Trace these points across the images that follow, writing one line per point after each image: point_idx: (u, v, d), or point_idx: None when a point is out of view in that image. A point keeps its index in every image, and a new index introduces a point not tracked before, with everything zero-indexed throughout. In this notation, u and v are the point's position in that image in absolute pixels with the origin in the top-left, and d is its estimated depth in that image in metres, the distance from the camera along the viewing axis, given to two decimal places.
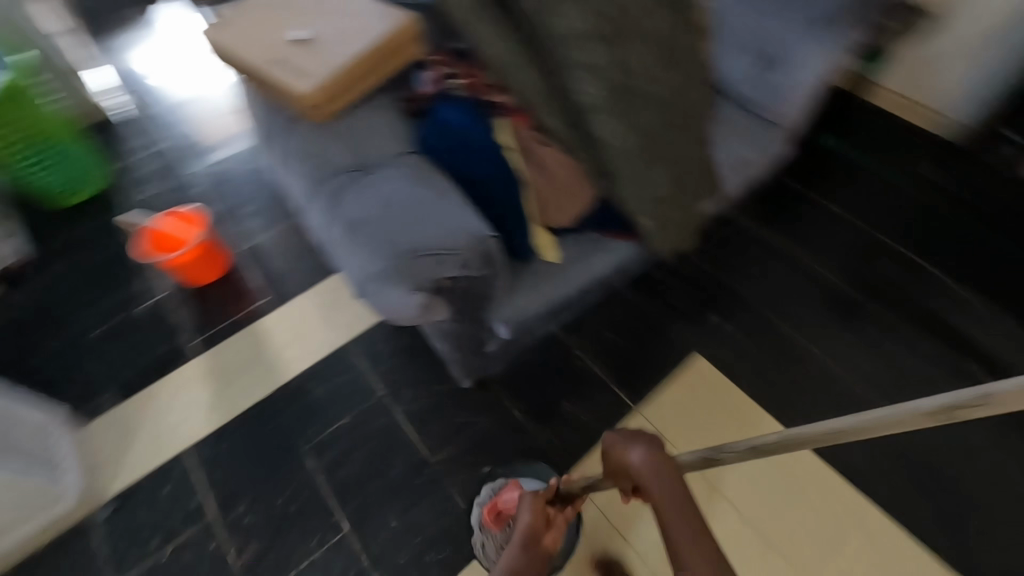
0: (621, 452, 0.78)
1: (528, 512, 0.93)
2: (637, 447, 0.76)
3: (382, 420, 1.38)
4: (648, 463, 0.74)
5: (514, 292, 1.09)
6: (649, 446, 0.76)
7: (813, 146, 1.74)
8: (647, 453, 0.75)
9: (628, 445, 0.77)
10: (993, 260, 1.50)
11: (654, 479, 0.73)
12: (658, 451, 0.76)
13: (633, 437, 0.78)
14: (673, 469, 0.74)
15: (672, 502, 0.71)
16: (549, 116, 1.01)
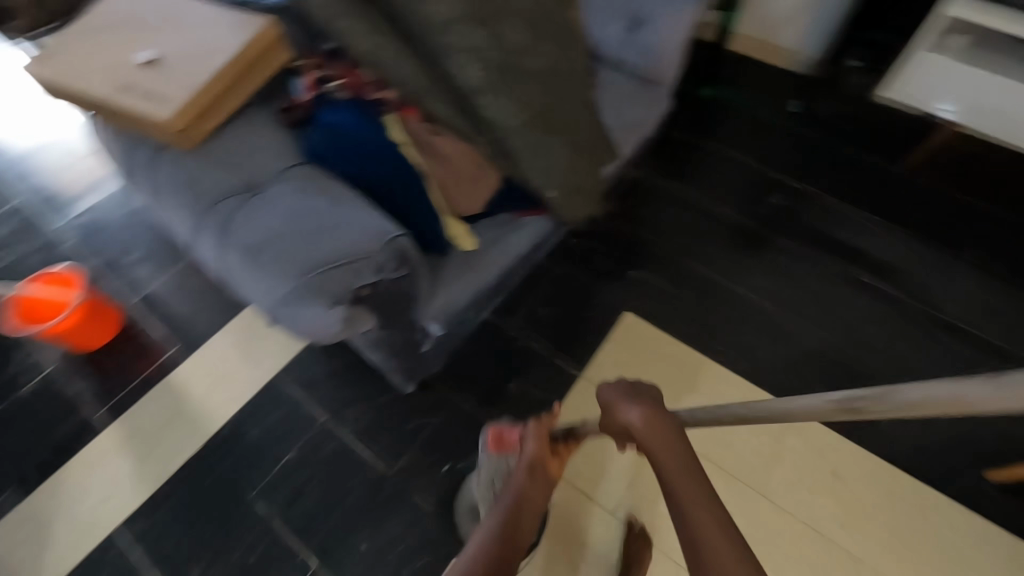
0: (617, 411, 0.71)
1: (533, 441, 0.88)
2: (635, 405, 0.70)
3: (330, 445, 1.32)
4: (645, 424, 0.69)
5: (440, 287, 1.08)
6: (645, 406, 0.70)
7: (690, 97, 1.86)
8: (645, 413, 0.69)
9: (625, 404, 0.71)
10: (855, 175, 1.69)
11: (654, 439, 0.68)
12: (655, 415, 0.69)
13: (634, 392, 0.72)
14: (674, 426, 0.69)
15: (674, 457, 0.67)
16: (439, 104, 1.02)
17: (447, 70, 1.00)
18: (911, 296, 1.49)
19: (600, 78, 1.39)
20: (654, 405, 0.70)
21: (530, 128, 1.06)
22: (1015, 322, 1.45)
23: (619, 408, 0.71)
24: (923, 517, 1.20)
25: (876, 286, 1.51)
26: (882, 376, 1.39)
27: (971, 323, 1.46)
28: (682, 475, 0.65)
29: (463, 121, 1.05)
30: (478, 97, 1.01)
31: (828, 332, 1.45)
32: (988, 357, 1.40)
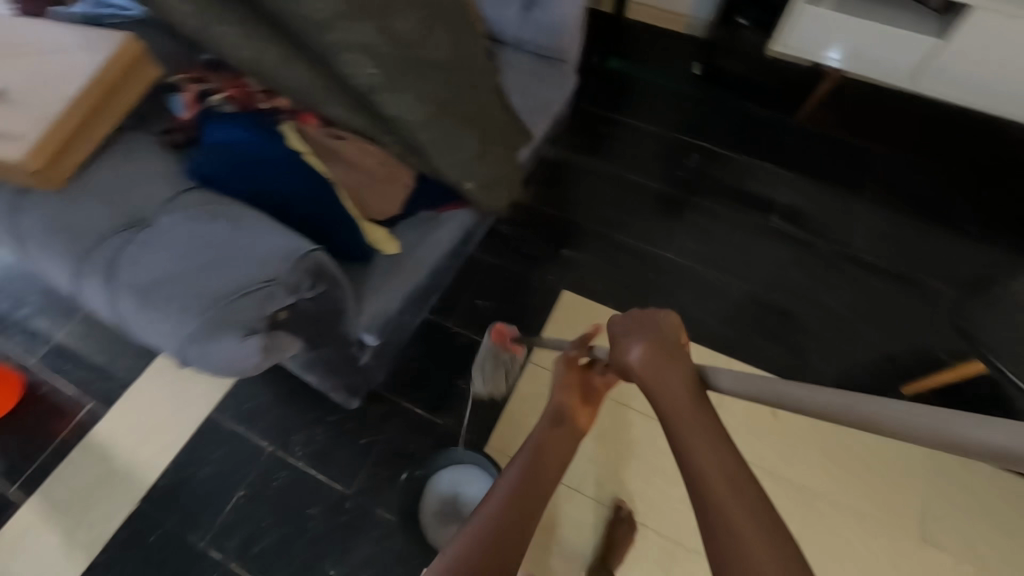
0: (618, 351, 0.65)
1: (560, 388, 0.82)
2: (633, 341, 0.63)
3: (281, 476, 1.26)
4: (644, 362, 0.61)
5: (369, 295, 1.03)
6: (648, 340, 0.63)
7: (597, 71, 1.88)
8: (643, 350, 0.62)
9: (627, 339, 0.64)
10: (759, 128, 1.78)
11: (655, 378, 0.60)
12: (660, 347, 0.62)
13: (638, 326, 0.65)
14: (681, 363, 0.60)
15: (683, 398, 0.57)
16: (338, 109, 0.99)
17: (339, 69, 0.95)
18: (823, 238, 1.59)
19: (505, 61, 1.37)
20: (654, 340, 0.63)
21: (439, 120, 1.03)
22: (914, 249, 1.58)
23: (619, 345, 0.64)
24: (859, 439, 1.29)
25: (791, 232, 1.60)
26: (807, 316, 1.48)
27: (878, 255, 1.57)
28: (691, 422, 0.55)
29: (367, 123, 1.01)
30: (378, 96, 0.97)
31: (755, 282, 1.52)
32: (896, 284, 1.52)
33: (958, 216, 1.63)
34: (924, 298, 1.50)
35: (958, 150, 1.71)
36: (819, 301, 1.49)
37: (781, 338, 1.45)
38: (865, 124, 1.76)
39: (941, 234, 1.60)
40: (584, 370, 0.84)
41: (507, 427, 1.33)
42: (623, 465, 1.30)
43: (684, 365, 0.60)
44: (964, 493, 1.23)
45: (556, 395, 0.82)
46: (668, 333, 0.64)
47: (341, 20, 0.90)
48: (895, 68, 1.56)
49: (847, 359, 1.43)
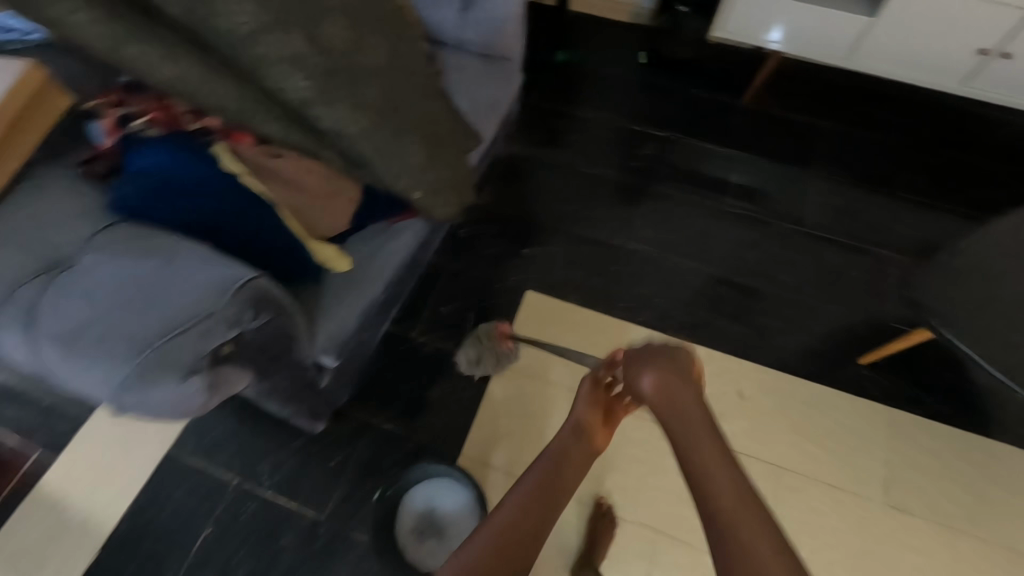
0: (632, 378, 0.74)
1: (585, 404, 0.83)
2: (647, 370, 0.72)
3: (250, 508, 1.22)
4: (656, 390, 0.71)
5: (321, 316, 1.00)
6: (659, 365, 0.72)
7: (545, 65, 1.86)
8: (656, 378, 0.71)
9: (641, 367, 0.73)
10: (707, 113, 1.80)
11: (667, 402, 0.70)
12: (671, 372, 0.72)
13: (651, 355, 0.74)
14: (689, 386, 0.71)
15: (693, 422, 0.68)
16: (271, 124, 0.94)
17: (266, 82, 0.90)
18: (777, 217, 1.62)
19: (447, 62, 1.34)
20: (666, 370, 0.72)
21: (379, 128, 0.99)
22: (863, 222, 1.62)
23: (634, 373, 0.74)
24: (823, 411, 1.32)
25: (746, 214, 1.62)
26: (771, 295, 1.48)
27: (829, 230, 1.60)
28: (701, 444, 0.66)
29: (303, 137, 0.96)
30: (312, 109, 0.93)
31: (715, 265, 1.53)
32: (851, 257, 1.55)
33: (902, 186, 1.68)
34: (877, 269, 1.54)
35: (897, 122, 1.77)
36: (780, 279, 1.51)
37: (743, 319, 1.45)
38: (808, 102, 1.80)
39: (886, 205, 1.65)
40: (607, 390, 0.85)
41: (478, 434, 1.30)
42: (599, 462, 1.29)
43: (693, 388, 0.71)
44: (925, 454, 1.28)
45: (577, 408, 0.83)
46: (679, 358, 0.73)
47: (264, 33, 0.86)
48: (831, 48, 1.59)
49: (812, 332, 1.43)
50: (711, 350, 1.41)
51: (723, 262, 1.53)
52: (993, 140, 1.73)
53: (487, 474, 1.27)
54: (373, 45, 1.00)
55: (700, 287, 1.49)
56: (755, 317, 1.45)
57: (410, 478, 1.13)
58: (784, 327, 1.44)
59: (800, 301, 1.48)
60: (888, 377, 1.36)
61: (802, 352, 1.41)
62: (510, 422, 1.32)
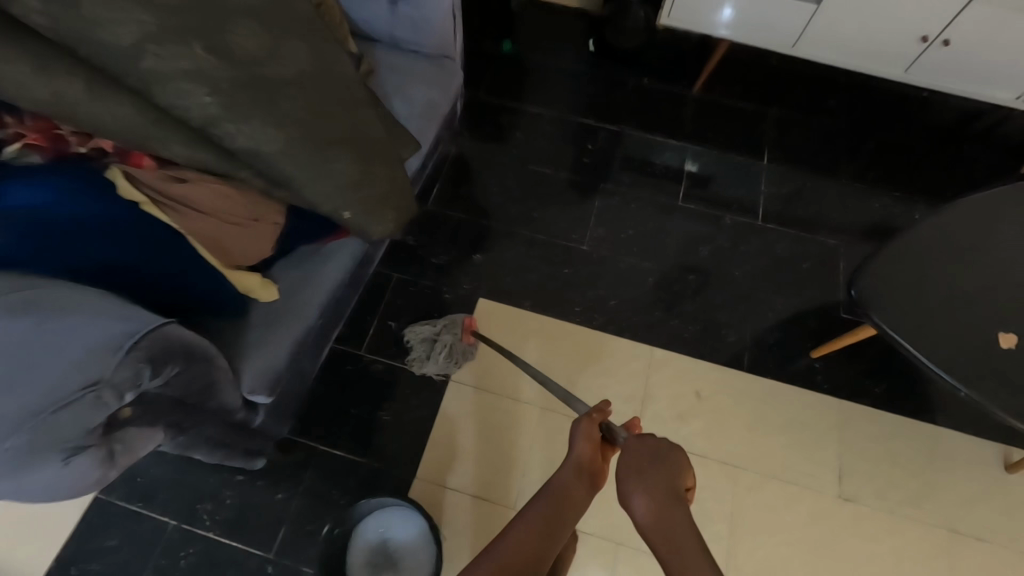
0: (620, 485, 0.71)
1: (581, 442, 0.77)
2: (636, 484, 0.70)
3: (189, 551, 1.14)
4: (649, 513, 0.68)
5: (247, 353, 0.92)
6: (652, 491, 0.69)
7: (490, 57, 1.79)
8: (648, 496, 0.69)
9: (636, 488, 0.69)
10: (658, 104, 1.76)
11: (660, 532, 0.67)
12: (664, 496, 0.68)
13: (639, 470, 0.71)
14: (684, 514, 0.67)
15: (688, 551, 0.65)
16: (176, 146, 0.85)
17: (161, 99, 0.80)
18: (730, 210, 1.59)
19: (379, 61, 1.24)
20: (659, 483, 0.69)
21: (300, 144, 0.89)
22: (814, 212, 1.61)
23: (624, 488, 0.70)
24: (779, 408, 1.33)
25: (700, 209, 1.59)
26: (725, 291, 1.47)
27: (782, 222, 1.59)
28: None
29: (213, 158, 0.87)
30: (218, 127, 0.83)
31: (668, 263, 1.50)
32: (804, 248, 1.55)
33: (848, 174, 1.68)
34: (828, 260, 1.54)
35: (841, 109, 1.77)
36: (736, 274, 1.50)
37: (699, 319, 1.43)
38: (757, 90, 1.78)
39: (834, 194, 1.65)
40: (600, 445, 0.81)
41: (433, 456, 1.24)
42: None
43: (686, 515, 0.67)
44: (874, 445, 1.30)
45: (575, 444, 0.77)
46: (674, 477, 0.70)
47: (151, 43, 0.75)
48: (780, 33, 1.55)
49: (766, 327, 1.43)
50: (668, 351, 1.38)
51: (679, 260, 1.51)
52: (933, 123, 1.75)
53: (443, 496, 1.21)
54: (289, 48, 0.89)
55: (656, 287, 1.46)
56: (711, 315, 1.44)
57: (358, 512, 1.07)
58: (740, 323, 1.43)
59: (756, 296, 1.47)
60: (837, 370, 1.37)
61: (757, 349, 1.40)
62: (465, 441, 1.26)
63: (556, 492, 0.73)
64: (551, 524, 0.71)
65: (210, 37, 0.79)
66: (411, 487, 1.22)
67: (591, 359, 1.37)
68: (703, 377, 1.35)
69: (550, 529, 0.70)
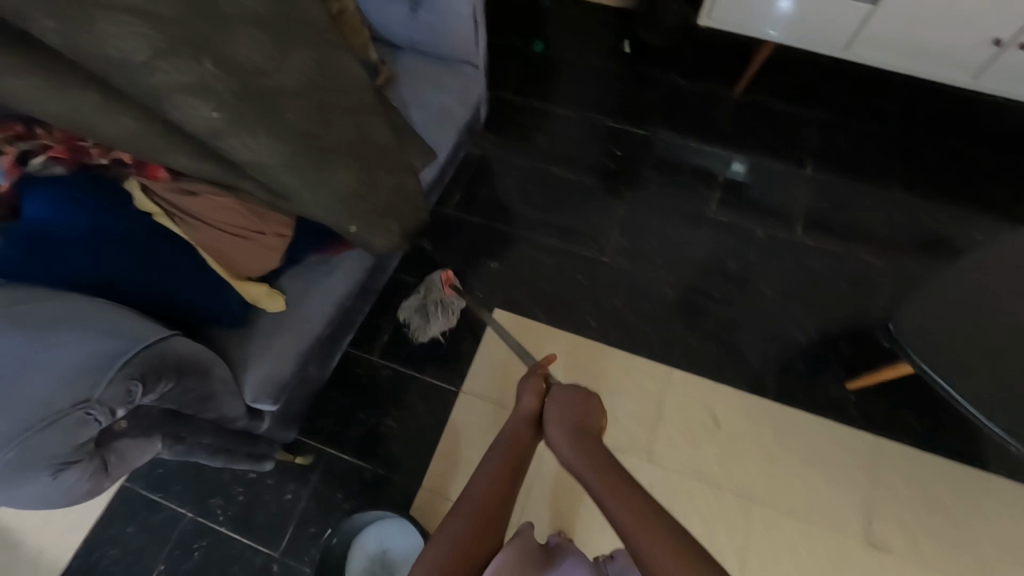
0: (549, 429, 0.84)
1: (530, 395, 0.90)
2: (557, 422, 0.83)
3: (202, 544, 1.19)
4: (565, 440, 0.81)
5: (249, 363, 0.93)
6: (567, 426, 0.83)
7: (517, 58, 1.75)
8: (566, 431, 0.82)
9: (556, 423, 0.83)
10: (690, 107, 1.67)
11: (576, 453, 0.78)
12: (574, 428, 0.82)
13: (562, 413, 0.84)
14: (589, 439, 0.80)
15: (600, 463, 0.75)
16: (183, 157, 0.85)
17: (169, 114, 0.81)
18: (764, 224, 1.50)
19: (400, 67, 1.24)
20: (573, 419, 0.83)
21: (304, 158, 0.90)
22: (856, 228, 1.50)
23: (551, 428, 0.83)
24: (802, 440, 1.25)
25: (730, 221, 1.51)
26: (751, 310, 1.39)
27: (821, 238, 1.48)
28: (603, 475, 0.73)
29: (220, 170, 0.88)
30: (223, 140, 0.84)
31: (691, 277, 1.43)
32: (842, 266, 1.44)
33: (900, 186, 1.55)
34: (868, 280, 1.43)
35: (895, 114, 1.63)
36: (764, 292, 1.41)
37: (722, 340, 1.36)
38: (803, 93, 1.67)
39: (881, 207, 1.52)
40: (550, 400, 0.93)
41: (436, 467, 1.24)
42: (564, 495, 1.23)
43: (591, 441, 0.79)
44: (906, 485, 1.21)
45: (523, 399, 0.90)
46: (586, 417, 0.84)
47: (158, 59, 0.74)
48: (828, 37, 1.43)
49: (794, 351, 1.34)
50: (686, 372, 1.32)
51: (702, 274, 1.43)
52: (1000, 129, 1.58)
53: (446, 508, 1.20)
54: (298, 62, 0.89)
55: (676, 303, 1.40)
56: (734, 335, 1.36)
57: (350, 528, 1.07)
58: (766, 345, 1.35)
59: (785, 317, 1.38)
60: (870, 402, 1.28)
61: (782, 374, 1.32)
62: (469, 453, 1.25)
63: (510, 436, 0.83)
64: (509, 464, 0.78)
65: (212, 48, 0.78)
66: (412, 503, 1.21)
67: (603, 377, 1.32)
68: (721, 402, 1.29)
69: (508, 468, 0.77)
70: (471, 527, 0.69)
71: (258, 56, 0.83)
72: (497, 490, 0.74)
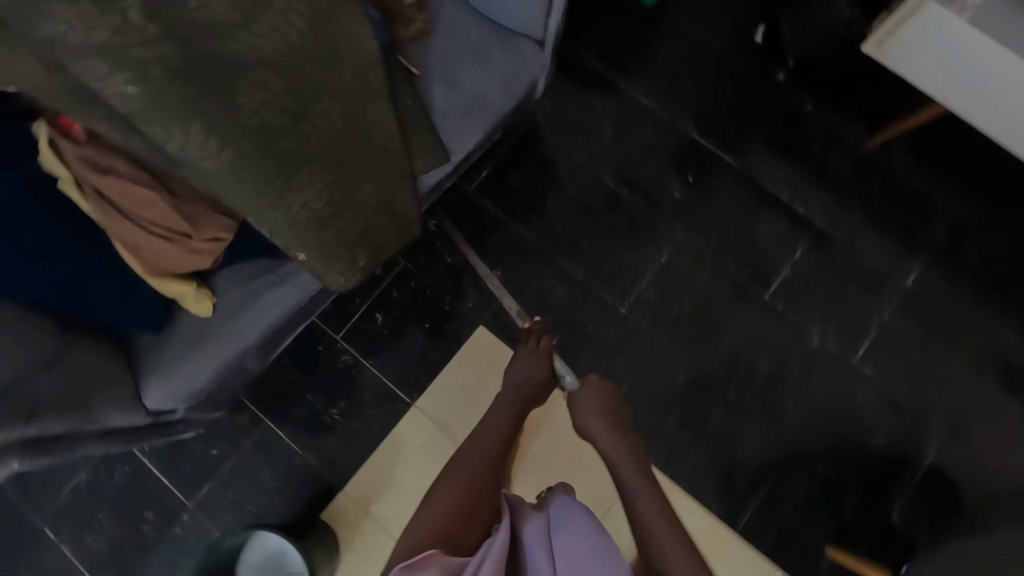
0: (584, 419, 0.93)
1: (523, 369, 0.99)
2: (598, 420, 0.91)
3: (125, 470, 1.17)
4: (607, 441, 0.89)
5: (159, 372, 0.81)
6: (601, 419, 0.92)
7: (617, 11, 1.37)
8: (609, 422, 0.91)
9: (590, 417, 0.92)
10: (805, 145, 1.31)
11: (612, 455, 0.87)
12: (608, 425, 0.91)
13: (599, 409, 0.92)
14: (628, 441, 0.89)
15: (634, 476, 0.82)
16: (99, 123, 0.65)
17: (75, 73, 0.60)
18: (826, 328, 1.23)
19: (441, 22, 0.95)
20: (606, 417, 0.92)
21: (254, 165, 0.69)
22: (933, 371, 1.21)
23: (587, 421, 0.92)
24: None
25: (787, 312, 1.24)
26: (763, 422, 1.20)
27: (884, 369, 1.22)
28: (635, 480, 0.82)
29: (147, 149, 0.68)
30: (144, 124, 0.63)
31: (710, 364, 1.22)
32: (892, 411, 1.20)
33: (1013, 338, 1.22)
34: (914, 440, 1.19)
35: None
36: (784, 409, 1.20)
37: (714, 449, 1.19)
38: (954, 175, 1.28)
39: (976, 355, 1.22)
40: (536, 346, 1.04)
41: (364, 475, 1.17)
42: None
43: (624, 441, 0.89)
44: None
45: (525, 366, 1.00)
46: (612, 411, 0.93)
47: None
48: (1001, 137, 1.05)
49: (789, 486, 1.17)
50: (659, 471, 1.18)
51: (726, 363, 1.22)
52: None
53: (362, 520, 1.16)
54: (276, 17, 0.67)
55: (680, 389, 1.21)
56: (730, 445, 1.19)
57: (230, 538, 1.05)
58: (760, 469, 1.18)
59: (795, 443, 1.19)
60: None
61: (763, 509, 1.17)
62: (400, 473, 1.17)
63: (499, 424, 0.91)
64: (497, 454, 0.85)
65: None
66: (327, 505, 1.17)
67: (562, 443, 1.19)
68: (686, 515, 1.16)
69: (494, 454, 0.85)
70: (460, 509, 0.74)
71: (221, 12, 0.63)
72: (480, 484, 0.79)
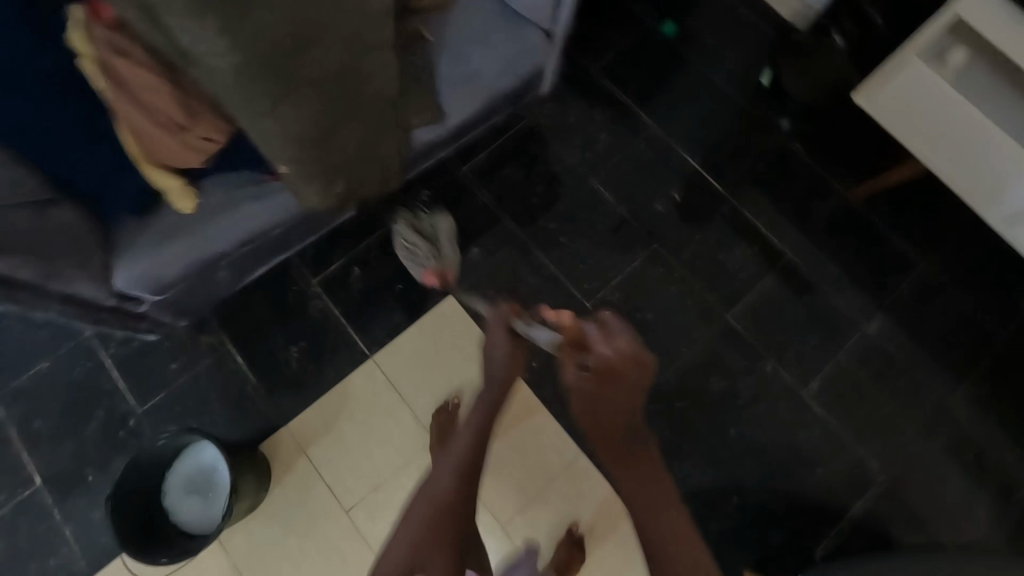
0: (575, 381, 0.76)
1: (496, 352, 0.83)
2: (580, 377, 0.76)
3: (86, 365, 1.21)
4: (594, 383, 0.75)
5: (136, 254, 0.89)
6: (583, 367, 0.75)
7: (639, 33, 1.46)
8: (601, 383, 0.74)
9: (573, 380, 0.76)
10: (792, 186, 1.36)
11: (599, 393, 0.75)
12: (588, 375, 0.75)
13: (600, 382, 0.75)
14: (623, 383, 0.75)
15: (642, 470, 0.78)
16: (125, 10, 0.71)
17: None
18: (782, 361, 1.25)
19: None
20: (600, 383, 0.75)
21: (258, 78, 0.74)
22: (880, 423, 1.22)
23: (574, 382, 0.76)
24: None
25: (746, 338, 1.27)
26: (704, 440, 1.21)
27: (832, 411, 1.23)
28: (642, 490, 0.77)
29: (163, 42, 0.74)
30: (168, 17, 0.67)
31: (664, 375, 1.24)
32: (832, 451, 1.20)
33: (965, 406, 1.23)
34: (850, 487, 1.19)
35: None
36: (727, 431, 1.21)
37: None
38: (931, 240, 1.31)
39: (925, 417, 1.22)
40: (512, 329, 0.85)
41: (309, 416, 1.20)
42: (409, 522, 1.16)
43: (615, 392, 0.75)
44: None
45: (495, 362, 0.83)
46: (607, 360, 0.74)
47: None
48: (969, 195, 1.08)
49: (717, 506, 1.18)
50: (594, 468, 1.19)
51: (679, 376, 1.24)
52: None
53: (296, 459, 1.18)
54: None
55: None
56: (667, 456, 1.20)
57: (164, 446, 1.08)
58: (692, 486, 1.18)
59: (732, 465, 1.20)
60: None
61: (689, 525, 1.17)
62: (344, 419, 1.20)
63: (479, 426, 0.78)
64: (472, 465, 0.74)
65: None
66: (267, 437, 1.19)
67: (505, 422, 1.21)
68: (611, 515, 1.17)
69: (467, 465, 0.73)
70: (426, 526, 0.67)
71: None
72: (451, 497, 0.70)
